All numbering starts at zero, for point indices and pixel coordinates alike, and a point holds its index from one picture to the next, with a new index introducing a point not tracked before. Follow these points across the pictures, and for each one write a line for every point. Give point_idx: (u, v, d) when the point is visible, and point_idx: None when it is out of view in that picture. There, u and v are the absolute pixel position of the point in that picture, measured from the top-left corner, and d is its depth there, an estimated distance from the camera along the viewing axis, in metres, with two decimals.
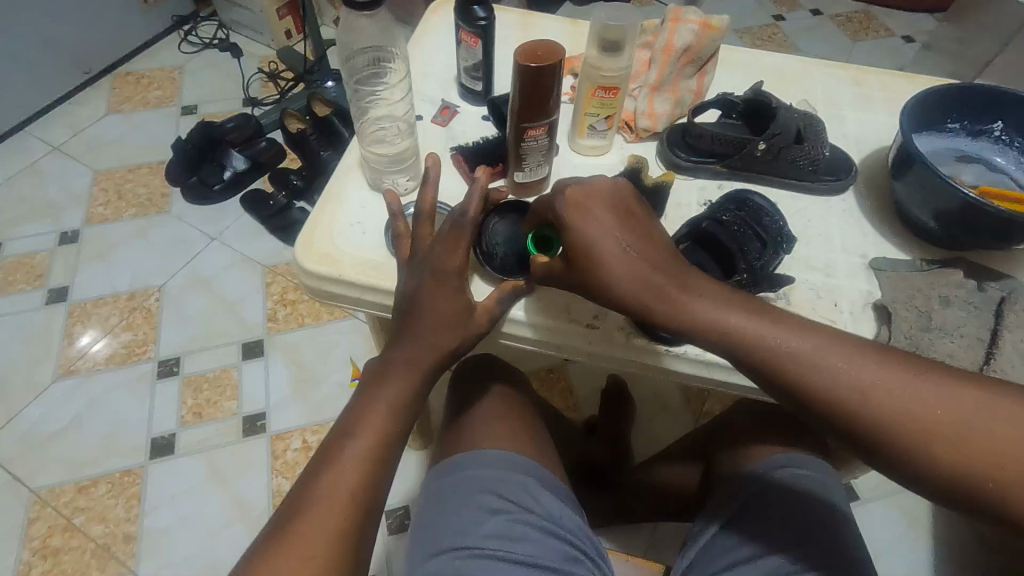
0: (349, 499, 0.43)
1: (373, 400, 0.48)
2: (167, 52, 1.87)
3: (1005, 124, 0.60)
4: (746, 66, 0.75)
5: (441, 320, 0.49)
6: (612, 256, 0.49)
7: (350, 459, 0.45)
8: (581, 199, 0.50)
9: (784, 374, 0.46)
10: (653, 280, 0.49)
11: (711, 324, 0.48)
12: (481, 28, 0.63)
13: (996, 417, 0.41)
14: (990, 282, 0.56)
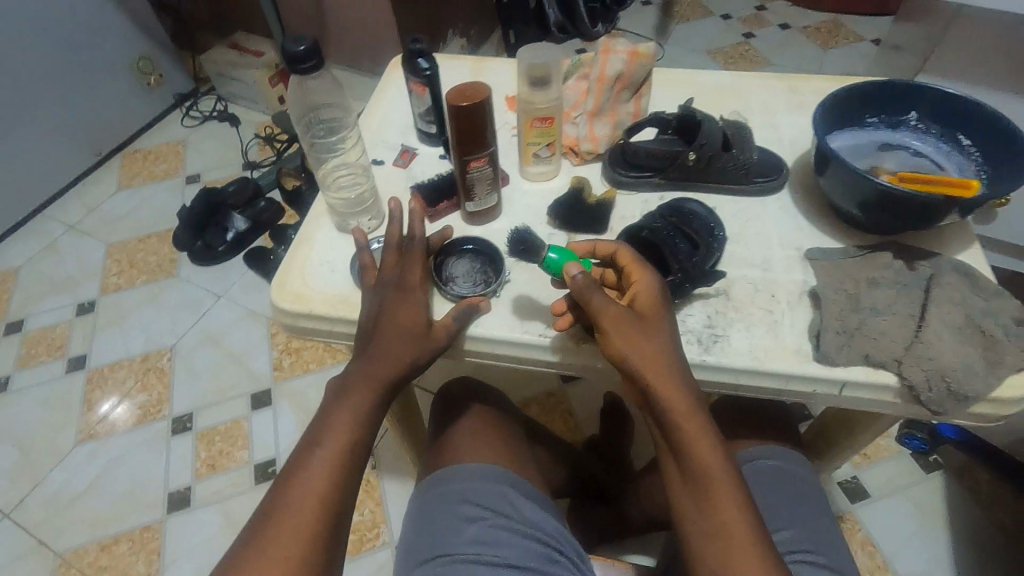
0: (319, 507, 0.47)
1: (337, 414, 0.52)
2: (171, 128, 2.00)
3: (919, 113, 0.65)
4: (684, 83, 0.81)
5: (401, 334, 0.54)
6: (656, 376, 0.50)
7: (319, 468, 0.49)
8: (660, 313, 0.53)
9: (693, 452, 0.50)
10: (682, 403, 0.50)
11: (696, 463, 0.50)
12: (427, 77, 0.69)
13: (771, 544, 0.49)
14: (920, 261, 0.59)
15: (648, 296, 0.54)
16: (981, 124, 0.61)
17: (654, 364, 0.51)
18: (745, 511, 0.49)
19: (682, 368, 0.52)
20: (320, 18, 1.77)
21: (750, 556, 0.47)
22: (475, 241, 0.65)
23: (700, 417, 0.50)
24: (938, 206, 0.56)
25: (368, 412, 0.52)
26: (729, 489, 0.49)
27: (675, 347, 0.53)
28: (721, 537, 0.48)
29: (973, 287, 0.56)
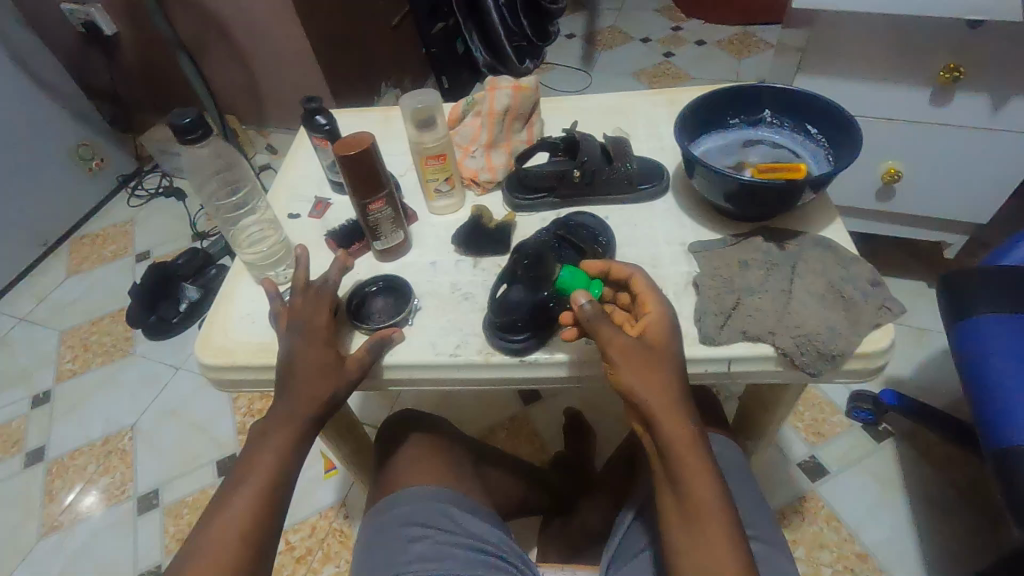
0: (240, 545, 0.49)
1: (259, 454, 0.54)
2: (117, 209, 2.02)
3: (771, 110, 0.73)
4: (575, 109, 0.88)
5: (318, 373, 0.57)
6: (660, 405, 0.50)
7: (239, 507, 0.51)
8: (668, 345, 0.53)
9: (685, 471, 0.49)
10: (677, 428, 0.50)
11: (687, 488, 0.49)
12: (327, 132, 0.74)
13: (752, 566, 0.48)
14: (788, 241, 0.65)
15: (660, 327, 0.54)
16: (821, 113, 0.68)
17: (656, 386, 0.51)
18: (732, 538, 0.48)
19: (683, 396, 0.51)
20: (253, 87, 1.84)
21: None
22: (388, 279, 0.68)
23: (694, 441, 0.50)
24: (790, 189, 0.62)
25: (290, 450, 0.55)
26: (718, 516, 0.48)
27: (678, 377, 0.52)
28: (705, 561, 0.48)
29: (835, 257, 0.62)
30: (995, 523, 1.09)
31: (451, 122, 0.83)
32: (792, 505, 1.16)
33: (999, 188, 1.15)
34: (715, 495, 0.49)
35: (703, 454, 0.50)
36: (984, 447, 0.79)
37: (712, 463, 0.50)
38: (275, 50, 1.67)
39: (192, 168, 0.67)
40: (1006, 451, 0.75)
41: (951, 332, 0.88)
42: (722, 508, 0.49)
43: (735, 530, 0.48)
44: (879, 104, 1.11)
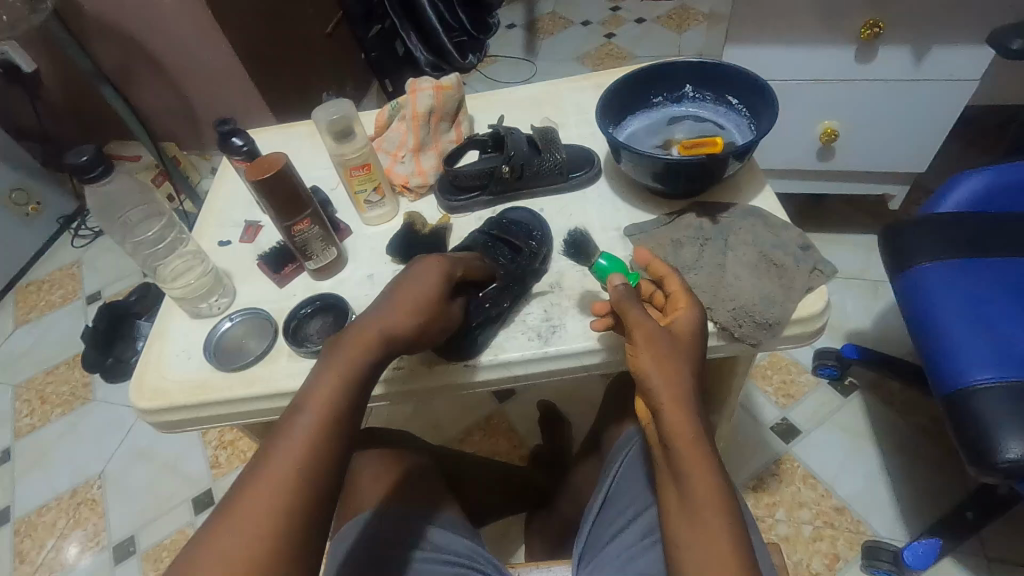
0: (287, 508, 0.42)
1: (308, 407, 0.47)
2: (61, 252, 1.94)
3: (692, 85, 0.72)
4: (504, 103, 0.87)
5: (393, 322, 0.52)
6: (668, 396, 0.48)
7: (287, 463, 0.44)
8: (689, 338, 0.52)
9: (687, 461, 0.47)
10: (682, 419, 0.47)
11: (687, 478, 0.46)
12: (245, 154, 0.72)
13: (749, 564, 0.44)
14: (719, 214, 0.65)
15: (682, 320, 0.53)
16: (739, 83, 0.68)
17: (667, 371, 0.49)
18: (731, 535, 0.45)
19: (691, 388, 0.49)
20: (187, 111, 1.78)
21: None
22: (325, 298, 0.67)
23: (698, 434, 0.47)
24: (716, 162, 0.62)
25: (327, 423, 0.46)
26: (716, 511, 0.45)
27: (693, 370, 0.51)
28: (700, 556, 0.44)
29: (766, 225, 0.63)
30: (960, 461, 1.13)
31: (377, 130, 0.81)
32: (769, 469, 1.17)
33: (931, 136, 1.18)
34: (718, 489, 0.46)
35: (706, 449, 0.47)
36: (936, 392, 0.80)
37: (716, 460, 0.47)
38: (203, 71, 1.61)
39: (102, 208, 0.63)
40: (956, 392, 0.76)
41: (895, 283, 0.90)
42: (723, 503, 0.45)
43: (734, 527, 0.45)
44: (809, 66, 1.12)
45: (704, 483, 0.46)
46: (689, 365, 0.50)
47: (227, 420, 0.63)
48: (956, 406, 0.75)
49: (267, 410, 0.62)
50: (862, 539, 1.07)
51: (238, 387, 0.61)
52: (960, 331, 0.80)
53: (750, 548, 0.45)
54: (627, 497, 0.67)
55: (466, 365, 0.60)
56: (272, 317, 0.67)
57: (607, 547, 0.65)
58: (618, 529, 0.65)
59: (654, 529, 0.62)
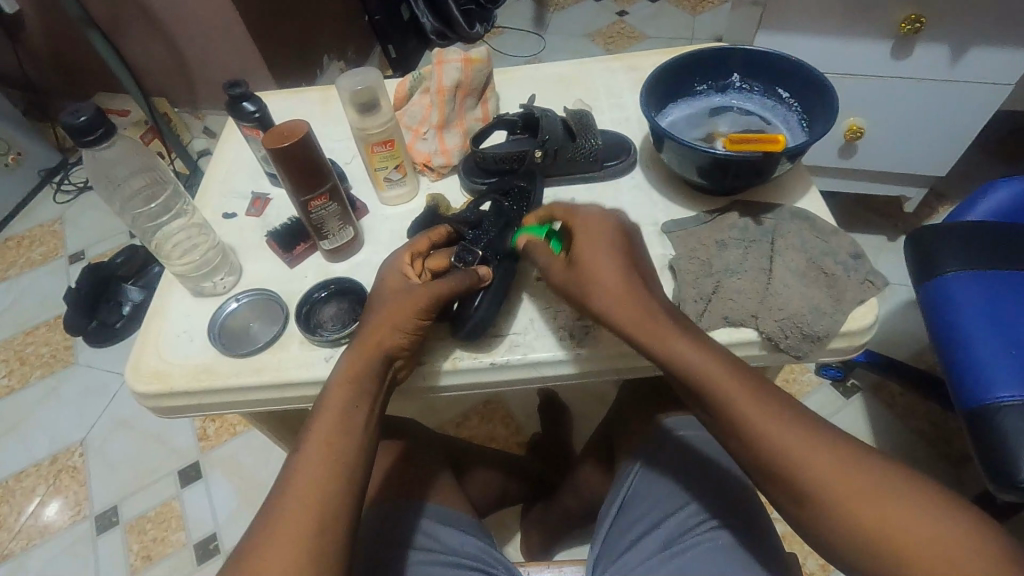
0: (315, 526, 0.43)
1: (302, 457, 0.46)
2: (42, 206, 1.85)
3: (740, 74, 0.68)
4: (532, 80, 0.81)
5: (373, 346, 0.50)
6: (626, 311, 0.49)
7: (291, 516, 0.43)
8: (601, 248, 0.51)
9: (712, 388, 0.47)
10: (650, 321, 0.49)
11: (720, 401, 0.47)
12: (256, 121, 0.67)
13: (828, 440, 0.44)
14: (764, 215, 0.62)
15: (594, 225, 0.53)
16: (793, 76, 0.64)
17: (644, 322, 0.49)
18: (788, 423, 0.45)
19: (643, 288, 0.51)
20: (181, 66, 1.69)
21: (785, 426, 0.45)
22: (339, 281, 0.62)
23: (672, 329, 0.49)
24: (768, 162, 0.58)
25: (342, 435, 0.47)
26: (767, 414, 0.46)
27: (627, 269, 0.51)
28: (786, 449, 0.44)
29: (813, 230, 0.60)
30: (958, 468, 1.12)
31: (397, 102, 0.76)
32: None
33: (958, 140, 1.15)
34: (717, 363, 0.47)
35: (676, 328, 0.49)
36: (957, 408, 0.77)
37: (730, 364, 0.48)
38: (199, 25, 1.52)
39: (100, 174, 0.57)
40: (977, 409, 0.73)
41: (919, 292, 0.86)
42: (764, 407, 0.46)
43: (792, 416, 0.46)
44: (843, 60, 1.08)
45: (734, 395, 0.46)
46: (622, 259, 0.51)
47: (232, 408, 0.59)
48: (978, 423, 0.73)
49: (276, 400, 0.58)
50: None
51: (246, 375, 0.57)
52: (986, 345, 0.76)
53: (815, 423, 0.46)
54: (645, 502, 0.64)
55: (491, 363, 0.57)
56: (283, 300, 0.62)
57: (623, 555, 0.62)
58: (634, 538, 0.62)
59: (677, 538, 0.60)
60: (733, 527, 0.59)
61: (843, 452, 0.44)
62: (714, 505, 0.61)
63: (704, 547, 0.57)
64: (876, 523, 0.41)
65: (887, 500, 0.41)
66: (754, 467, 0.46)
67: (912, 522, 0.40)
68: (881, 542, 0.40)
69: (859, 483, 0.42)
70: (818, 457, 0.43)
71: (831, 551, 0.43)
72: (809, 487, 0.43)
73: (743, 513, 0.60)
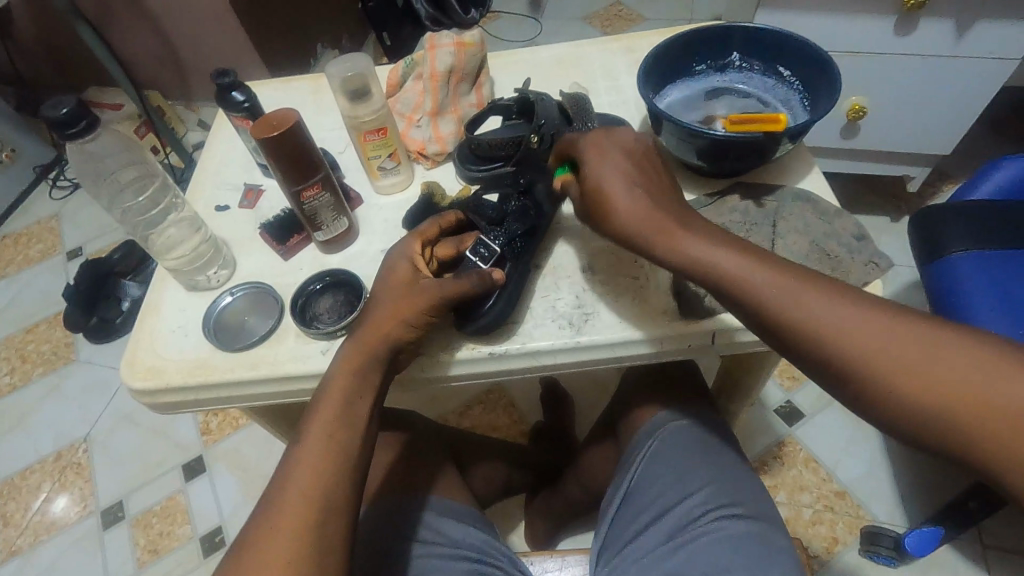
0: (311, 518, 0.42)
1: (304, 444, 0.46)
2: (39, 203, 1.84)
3: (740, 53, 0.67)
4: (527, 64, 0.80)
5: (376, 336, 0.50)
6: (636, 219, 0.49)
7: (292, 507, 0.43)
8: (620, 171, 0.50)
9: (751, 289, 0.45)
10: (661, 225, 0.48)
11: (757, 300, 0.44)
12: (247, 111, 0.65)
13: (888, 330, 0.41)
14: (766, 197, 0.60)
15: (599, 153, 0.51)
16: (794, 54, 0.63)
17: (670, 233, 0.48)
18: (846, 313, 0.42)
19: (647, 198, 0.50)
20: (173, 58, 1.67)
21: (844, 308, 0.42)
22: (336, 273, 0.61)
23: (684, 232, 0.48)
24: (769, 144, 0.56)
25: (340, 424, 0.47)
26: (814, 309, 0.43)
27: (645, 189, 0.50)
28: (841, 345, 0.42)
29: (817, 211, 0.58)
30: None
31: (390, 90, 0.75)
32: (772, 451, 1.13)
33: (962, 117, 1.13)
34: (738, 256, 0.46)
35: (687, 231, 0.48)
36: None
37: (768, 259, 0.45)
38: (190, 15, 1.50)
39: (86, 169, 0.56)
40: None
41: (925, 272, 0.84)
42: (804, 299, 0.43)
43: (850, 304, 0.42)
44: (845, 37, 1.06)
45: (774, 290, 0.44)
46: (626, 175, 0.50)
47: (230, 403, 0.58)
48: None
49: (274, 394, 0.57)
50: (862, 524, 1.04)
51: (243, 370, 0.56)
52: (994, 327, 0.75)
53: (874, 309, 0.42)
54: (650, 492, 0.64)
55: (491, 354, 0.56)
56: (278, 293, 0.62)
57: (629, 546, 0.61)
58: (639, 529, 0.62)
59: (684, 529, 0.59)
60: (741, 518, 0.58)
61: (886, 319, 0.42)
62: (719, 495, 0.60)
63: (709, 535, 0.57)
64: (935, 387, 0.39)
65: (969, 378, 0.38)
66: (805, 365, 0.44)
67: (980, 381, 0.38)
68: (948, 401, 0.38)
69: (899, 345, 0.40)
70: (857, 329, 0.41)
71: (897, 429, 0.41)
72: (859, 363, 0.41)
73: (749, 503, 0.59)
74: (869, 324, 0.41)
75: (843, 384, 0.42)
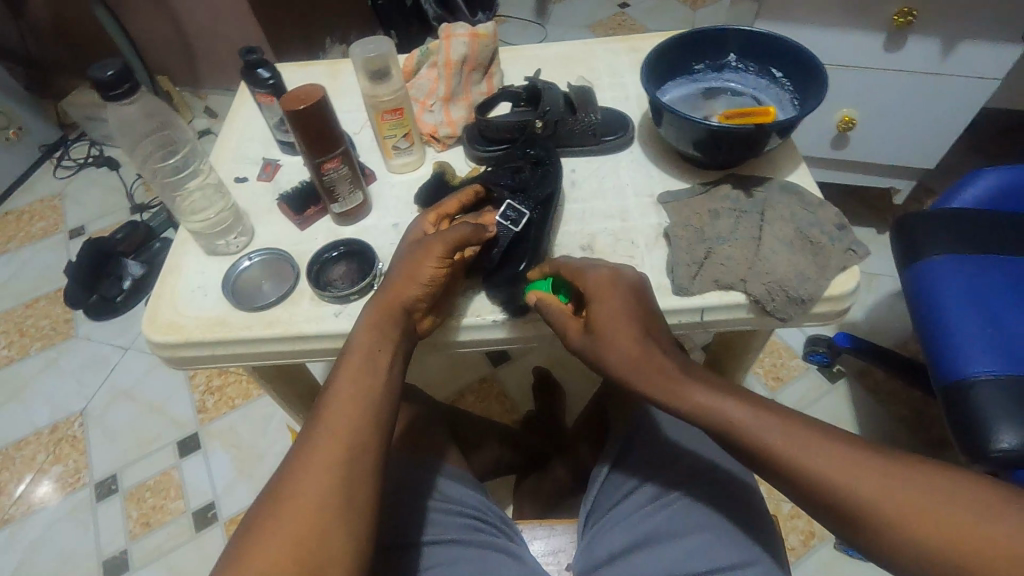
0: (345, 454, 0.46)
1: (335, 394, 0.49)
2: (42, 181, 1.85)
3: (736, 55, 0.71)
4: (536, 59, 0.84)
5: (391, 300, 0.54)
6: (629, 364, 0.51)
7: (327, 443, 0.46)
8: (625, 319, 0.52)
9: (749, 432, 0.46)
10: (666, 379, 0.50)
11: (749, 434, 0.46)
12: (272, 87, 0.69)
13: (889, 477, 0.42)
14: (756, 188, 0.65)
15: (604, 290, 0.53)
16: (786, 57, 0.67)
17: (668, 387, 0.50)
18: (847, 456, 0.44)
19: (652, 344, 0.52)
20: (184, 44, 1.70)
21: (841, 454, 0.44)
22: (350, 243, 0.65)
23: (692, 381, 0.50)
24: (760, 137, 0.61)
25: (365, 378, 0.50)
26: (810, 453, 0.44)
27: (641, 330, 0.52)
28: (841, 477, 0.43)
29: (801, 202, 0.63)
30: None
31: (405, 75, 0.79)
32: None
33: (947, 134, 1.19)
34: (741, 405, 0.47)
35: (688, 379, 0.50)
36: (935, 382, 0.79)
37: (762, 403, 0.48)
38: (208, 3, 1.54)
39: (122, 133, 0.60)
40: (955, 383, 0.75)
41: (904, 273, 0.89)
42: (799, 442, 0.45)
43: (847, 449, 0.44)
44: (836, 50, 1.11)
45: (775, 438, 0.45)
46: (635, 323, 0.52)
47: (248, 360, 0.62)
48: (954, 395, 0.75)
49: (288, 352, 0.61)
50: None
51: (259, 328, 0.60)
52: (967, 324, 0.78)
53: (880, 458, 0.43)
54: (641, 459, 0.67)
55: (495, 323, 0.60)
56: (294, 259, 0.65)
57: (617, 507, 0.65)
58: (629, 490, 0.66)
59: (671, 489, 0.63)
60: (723, 483, 0.62)
61: (889, 464, 0.43)
62: (705, 462, 0.64)
63: (695, 497, 0.61)
64: (937, 531, 0.39)
65: (976, 528, 0.39)
66: (805, 501, 0.45)
67: (984, 528, 0.38)
68: (951, 544, 0.39)
69: (901, 487, 0.41)
70: (854, 473, 0.43)
71: (896, 564, 0.41)
72: (868, 512, 0.42)
73: (730, 468, 0.63)
74: (867, 464, 0.43)
75: (845, 525, 0.43)
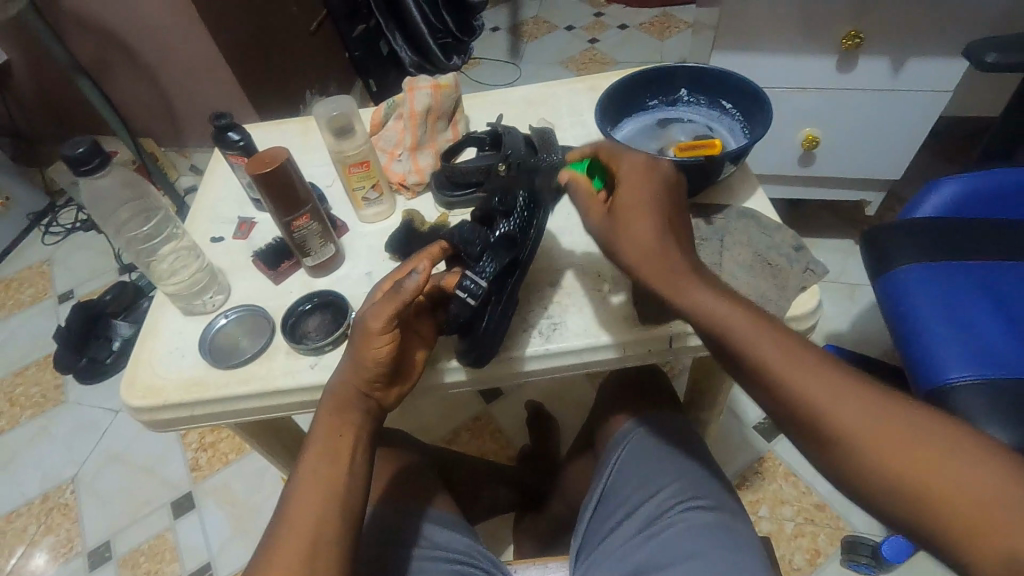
0: (312, 545, 0.47)
1: (300, 483, 0.50)
2: (31, 249, 1.87)
3: (687, 89, 0.75)
4: (500, 103, 0.87)
5: (341, 390, 0.54)
6: (645, 254, 0.50)
7: (295, 537, 0.47)
8: (658, 190, 0.52)
9: (753, 348, 0.46)
10: (674, 271, 0.49)
11: (753, 352, 0.46)
12: (241, 148, 0.72)
13: (887, 416, 0.42)
14: (715, 215, 0.67)
15: (634, 172, 0.53)
16: (733, 89, 0.71)
17: (672, 280, 0.49)
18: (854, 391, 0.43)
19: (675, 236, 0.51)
20: (167, 107, 1.75)
21: (835, 382, 0.43)
22: (323, 295, 0.66)
23: (701, 283, 0.49)
24: (713, 166, 0.63)
25: (328, 462, 0.51)
26: (814, 380, 0.44)
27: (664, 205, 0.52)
28: (831, 408, 0.43)
29: (759, 226, 0.65)
30: None
31: (373, 127, 0.82)
32: (752, 468, 1.15)
33: (907, 145, 1.22)
34: (741, 310, 0.47)
35: (699, 277, 0.49)
36: (915, 390, 0.80)
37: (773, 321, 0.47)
38: (188, 69, 1.59)
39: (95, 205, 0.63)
40: (934, 390, 0.76)
41: (876, 284, 0.90)
42: (809, 360, 0.45)
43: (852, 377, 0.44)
44: (792, 74, 1.15)
45: (770, 349, 0.45)
46: (660, 216, 0.51)
47: (226, 418, 0.62)
48: (934, 403, 0.76)
49: (265, 407, 0.61)
50: (842, 535, 1.06)
51: (236, 385, 0.61)
52: (940, 331, 0.80)
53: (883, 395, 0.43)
54: (625, 490, 0.67)
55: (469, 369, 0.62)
56: (269, 314, 0.66)
57: (605, 542, 0.64)
58: (616, 523, 0.65)
59: (654, 520, 0.63)
60: (706, 509, 0.62)
61: (894, 407, 0.42)
62: (686, 489, 0.64)
63: (679, 526, 0.61)
64: (927, 475, 0.39)
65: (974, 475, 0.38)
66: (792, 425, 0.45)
67: (975, 475, 0.38)
68: (936, 486, 0.38)
69: (896, 426, 0.41)
70: (853, 411, 0.42)
71: (873, 502, 0.41)
72: (856, 450, 0.41)
73: (712, 493, 0.63)
74: (865, 398, 0.43)
75: (831, 458, 0.43)
